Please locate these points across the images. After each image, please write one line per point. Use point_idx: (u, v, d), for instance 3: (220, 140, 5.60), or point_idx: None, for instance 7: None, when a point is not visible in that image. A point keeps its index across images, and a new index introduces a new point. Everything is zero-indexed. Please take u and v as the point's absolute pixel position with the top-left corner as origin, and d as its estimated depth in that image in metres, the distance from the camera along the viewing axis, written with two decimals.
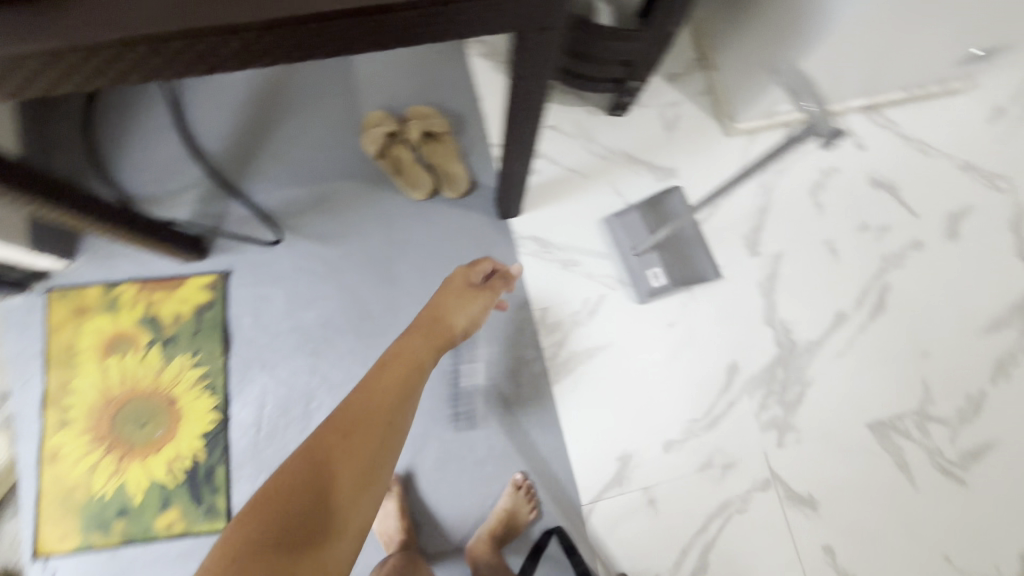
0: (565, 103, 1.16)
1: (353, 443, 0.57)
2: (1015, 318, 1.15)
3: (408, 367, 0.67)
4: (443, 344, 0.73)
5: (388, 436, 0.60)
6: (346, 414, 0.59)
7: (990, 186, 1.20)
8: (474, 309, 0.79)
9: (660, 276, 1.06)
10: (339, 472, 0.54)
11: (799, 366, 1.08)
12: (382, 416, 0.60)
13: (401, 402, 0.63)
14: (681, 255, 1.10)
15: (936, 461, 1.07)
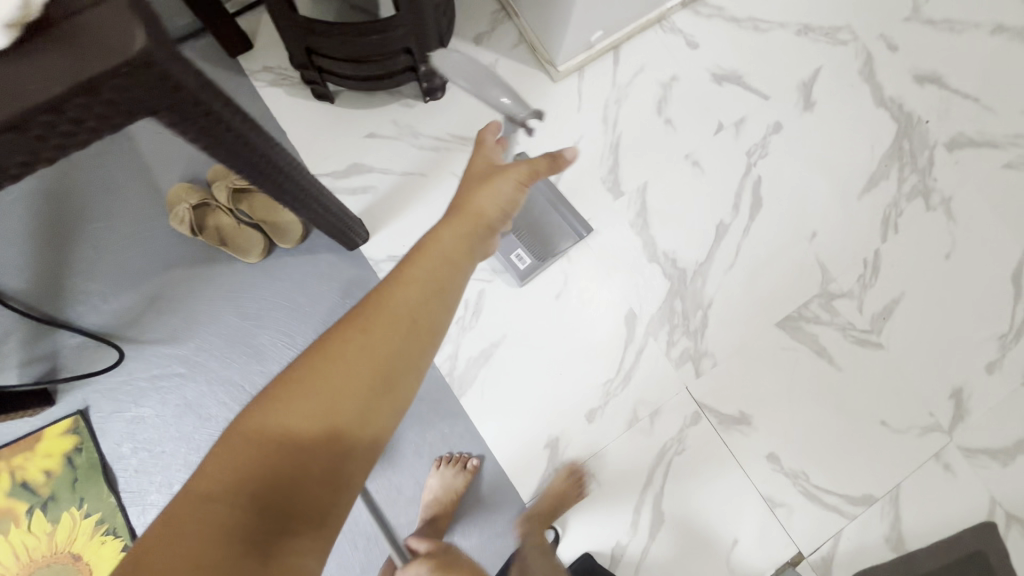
0: (378, 104, 1.07)
1: (373, 352, 0.51)
2: (888, 168, 1.13)
3: (439, 267, 0.58)
4: (480, 238, 0.63)
5: (415, 349, 0.54)
6: (366, 320, 0.53)
7: (832, 42, 1.15)
8: (511, 198, 0.65)
9: (525, 256, 1.02)
10: (350, 377, 0.50)
11: (693, 292, 1.06)
12: (404, 318, 0.54)
13: (424, 305, 0.56)
14: (542, 225, 1.05)
15: (850, 334, 1.07)
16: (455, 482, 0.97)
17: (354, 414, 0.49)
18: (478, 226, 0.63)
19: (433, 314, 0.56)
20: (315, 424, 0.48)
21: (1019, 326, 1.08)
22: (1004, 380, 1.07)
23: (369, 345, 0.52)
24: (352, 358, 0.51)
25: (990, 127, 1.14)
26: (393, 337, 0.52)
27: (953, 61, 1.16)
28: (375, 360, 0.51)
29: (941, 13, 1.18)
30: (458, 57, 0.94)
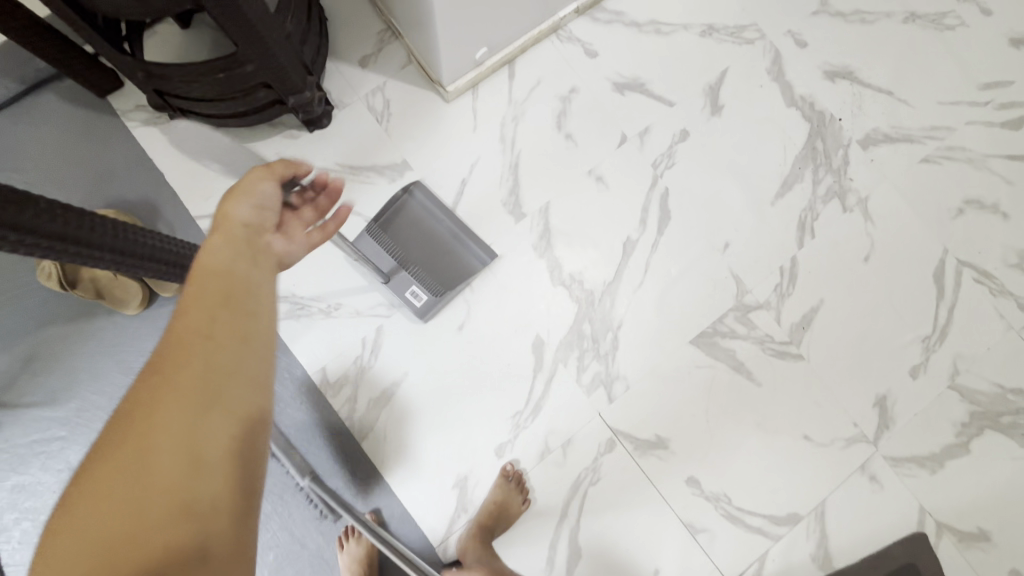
0: (261, 135, 1.01)
1: (177, 392, 0.43)
2: (802, 169, 1.08)
3: (227, 277, 0.50)
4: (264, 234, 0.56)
5: (240, 361, 0.46)
6: (162, 360, 0.45)
7: (737, 42, 1.11)
8: (263, 184, 0.58)
9: (419, 293, 0.97)
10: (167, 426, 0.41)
11: (602, 314, 1.02)
12: (202, 338, 0.45)
13: (227, 313, 0.48)
14: (439, 258, 1.01)
15: (768, 347, 1.03)
16: (360, 546, 0.93)
17: (199, 453, 0.41)
18: (249, 224, 0.55)
19: (243, 321, 0.48)
20: (159, 484, 0.40)
21: (941, 327, 1.05)
22: (928, 383, 1.04)
23: (178, 382, 0.43)
24: (157, 407, 0.42)
25: (905, 121, 1.11)
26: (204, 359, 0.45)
27: (865, 54, 1.12)
28: (188, 392, 0.43)
29: (849, 5, 1.14)
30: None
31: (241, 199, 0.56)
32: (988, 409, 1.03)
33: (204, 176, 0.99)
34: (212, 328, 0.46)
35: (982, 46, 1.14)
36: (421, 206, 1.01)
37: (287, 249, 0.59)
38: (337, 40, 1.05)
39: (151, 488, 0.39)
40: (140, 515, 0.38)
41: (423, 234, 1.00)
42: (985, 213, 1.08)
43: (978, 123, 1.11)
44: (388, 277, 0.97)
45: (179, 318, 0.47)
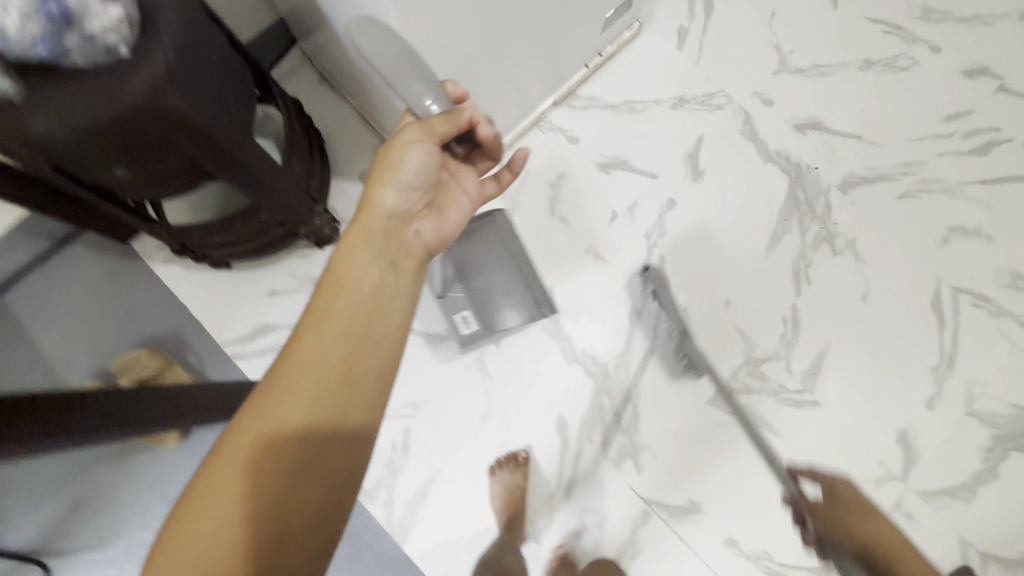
0: (277, 261, 1.07)
1: (320, 392, 0.62)
2: (789, 220, 1.13)
3: (355, 302, 0.66)
4: (383, 249, 0.71)
5: (363, 382, 0.65)
6: (310, 361, 0.63)
7: (708, 108, 1.18)
8: (401, 169, 0.70)
9: (469, 319, 1.01)
10: (311, 414, 0.61)
11: (619, 385, 1.05)
12: (339, 360, 0.64)
13: (355, 344, 0.65)
14: (496, 290, 1.02)
15: (783, 398, 1.06)
16: (512, 475, 1.00)
17: (329, 437, 0.61)
18: (379, 237, 0.70)
19: (361, 357, 0.65)
20: (298, 456, 0.60)
21: (948, 354, 1.08)
22: (947, 413, 1.06)
23: (316, 388, 0.62)
24: (304, 398, 0.61)
25: (877, 161, 1.17)
26: (331, 391, 0.62)
27: (829, 104, 1.19)
28: (330, 397, 0.62)
29: (807, 59, 1.22)
30: (381, 30, 0.69)
31: (388, 185, 0.70)
32: (1010, 431, 1.05)
33: (229, 304, 1.05)
34: (346, 354, 0.64)
35: (938, 81, 1.21)
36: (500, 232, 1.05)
37: (429, 233, 0.75)
38: (335, 157, 1.12)
39: (285, 486, 0.58)
40: (277, 497, 0.58)
41: (492, 260, 1.04)
42: (971, 238, 1.13)
43: (947, 154, 1.18)
44: (439, 295, 1.01)
45: (315, 346, 0.64)
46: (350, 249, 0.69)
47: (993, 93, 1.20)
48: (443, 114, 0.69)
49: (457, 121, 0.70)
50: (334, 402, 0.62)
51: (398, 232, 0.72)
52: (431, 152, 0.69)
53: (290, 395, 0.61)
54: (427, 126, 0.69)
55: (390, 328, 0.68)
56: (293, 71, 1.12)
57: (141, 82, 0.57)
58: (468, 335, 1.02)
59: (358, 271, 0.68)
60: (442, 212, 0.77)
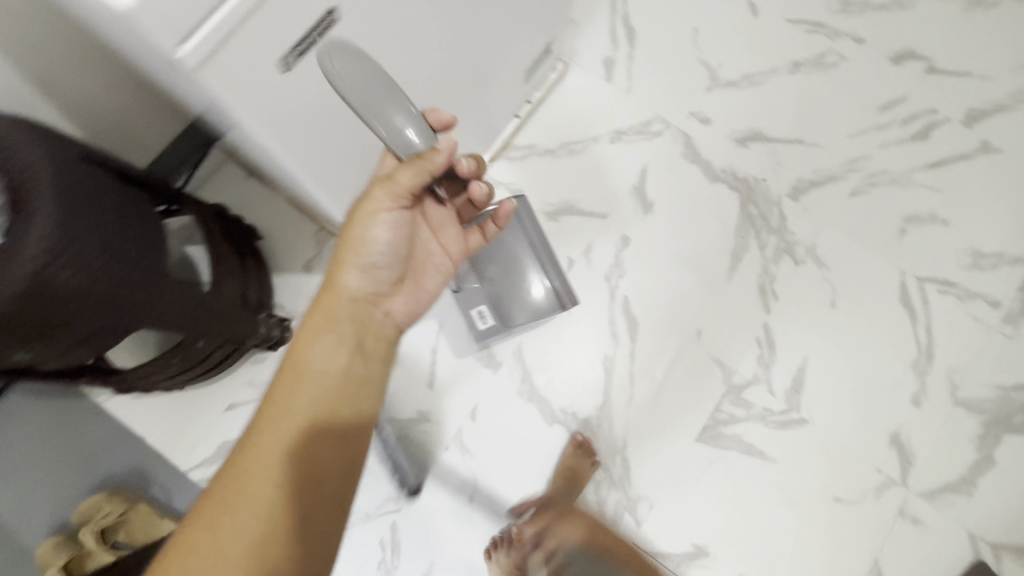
0: (231, 371, 1.03)
1: (282, 489, 0.57)
2: (746, 238, 1.12)
3: (319, 390, 0.62)
4: (348, 332, 0.66)
5: (330, 477, 0.60)
6: (272, 455, 0.58)
7: (647, 136, 1.16)
8: (367, 242, 0.65)
9: (485, 315, 0.99)
10: (275, 512, 0.56)
11: (604, 438, 1.03)
12: (305, 453, 0.60)
13: (321, 438, 0.61)
14: (514, 279, 0.98)
15: (771, 422, 1.03)
16: (510, 555, 0.95)
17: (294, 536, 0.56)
18: (345, 319, 0.66)
19: (328, 452, 0.61)
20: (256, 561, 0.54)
21: (925, 347, 1.07)
22: (934, 409, 1.05)
23: (279, 484, 0.57)
24: (264, 496, 0.56)
25: (823, 163, 1.16)
26: (291, 491, 0.57)
27: (765, 113, 1.18)
28: (293, 494, 0.57)
29: (737, 71, 1.21)
30: (363, 62, 0.57)
31: (354, 263, 0.66)
32: (998, 414, 1.04)
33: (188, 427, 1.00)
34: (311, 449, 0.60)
35: (868, 72, 1.21)
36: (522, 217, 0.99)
37: (401, 310, 0.71)
38: (275, 251, 1.07)
39: None
40: None
41: (512, 247, 0.98)
42: (926, 225, 1.13)
43: (888, 145, 1.17)
44: (457, 290, 0.99)
45: (276, 441, 0.59)
46: (314, 334, 0.65)
47: (923, 75, 1.21)
48: (411, 160, 0.61)
49: (427, 167, 0.60)
50: (292, 504, 0.57)
51: (369, 313, 0.68)
52: (398, 224, 0.66)
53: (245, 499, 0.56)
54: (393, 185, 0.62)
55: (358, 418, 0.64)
56: (218, 169, 1.08)
57: (21, 268, 0.54)
58: (485, 330, 1.01)
59: (321, 357, 0.64)
60: (417, 280, 0.73)
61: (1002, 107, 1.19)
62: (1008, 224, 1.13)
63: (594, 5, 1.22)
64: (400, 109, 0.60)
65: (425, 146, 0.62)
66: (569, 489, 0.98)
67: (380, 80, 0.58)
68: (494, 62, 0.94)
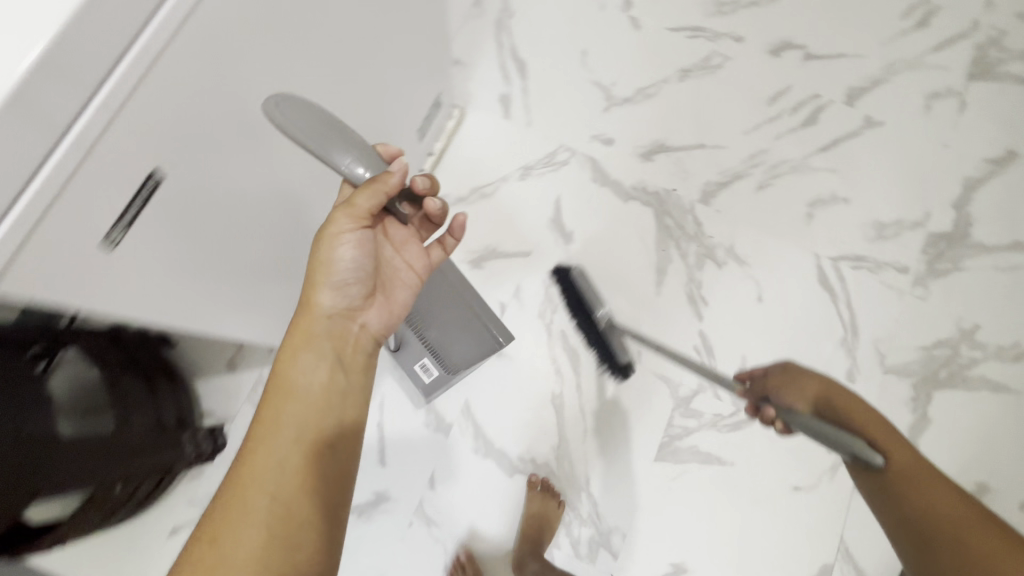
0: (170, 491, 0.98)
1: (279, 501, 0.58)
2: (667, 250, 1.14)
3: (306, 404, 0.64)
4: (328, 347, 0.67)
5: (325, 482, 0.62)
6: (264, 468, 0.59)
7: (554, 166, 1.17)
8: (334, 261, 0.66)
9: (429, 367, 1.00)
10: (275, 521, 0.57)
11: (567, 477, 1.03)
12: (300, 462, 0.60)
13: (312, 448, 0.62)
14: (447, 340, 0.96)
15: (722, 426, 1.06)
16: None
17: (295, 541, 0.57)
18: (323, 335, 0.67)
19: (319, 460, 0.62)
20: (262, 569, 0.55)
21: (849, 324, 1.12)
22: (868, 380, 1.10)
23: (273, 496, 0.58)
24: (262, 509, 0.57)
25: (726, 162, 1.19)
26: (289, 504, 0.58)
27: (664, 124, 1.21)
28: (290, 503, 0.58)
29: (629, 87, 1.23)
30: (310, 110, 0.59)
31: (325, 284, 0.67)
32: (925, 373, 1.11)
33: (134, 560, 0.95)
34: (303, 456, 0.61)
35: (751, 69, 1.26)
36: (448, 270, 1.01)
37: (378, 321, 0.72)
38: None
39: None
40: None
41: (447, 311, 0.94)
42: (830, 206, 1.18)
43: (782, 135, 1.22)
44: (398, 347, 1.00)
45: (266, 457, 0.60)
46: (294, 353, 0.65)
47: (801, 62, 1.26)
48: (369, 183, 0.61)
49: (384, 190, 0.62)
50: (290, 512, 0.58)
51: (345, 328, 0.69)
52: (363, 241, 0.66)
53: (247, 513, 0.57)
54: (354, 206, 0.62)
55: (345, 427, 0.65)
56: None
57: None
58: (431, 382, 1.01)
59: (304, 373, 0.65)
60: (387, 296, 0.74)
61: (879, 80, 1.25)
62: (902, 191, 1.20)
63: (479, 44, 1.22)
64: (346, 148, 0.60)
65: (368, 178, 0.61)
66: (539, 535, 0.97)
67: (325, 120, 0.59)
68: (379, 130, 0.92)
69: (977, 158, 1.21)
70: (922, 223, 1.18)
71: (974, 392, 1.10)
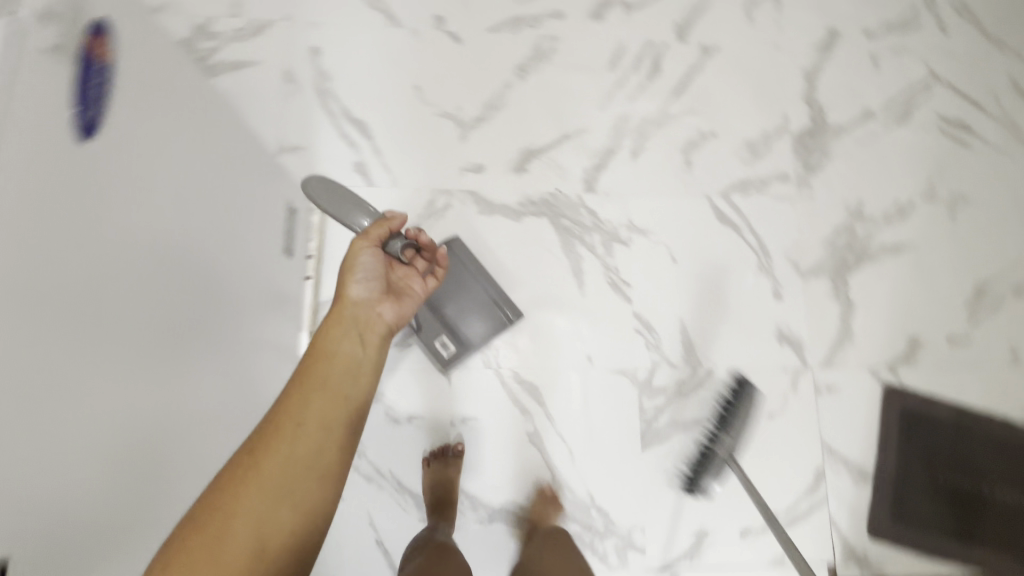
0: None
1: (306, 437, 0.65)
2: (574, 249, 1.15)
3: (334, 355, 0.71)
4: (353, 326, 0.75)
5: (343, 430, 0.67)
6: (299, 402, 0.66)
7: (435, 214, 1.14)
8: (356, 266, 0.78)
9: (447, 342, 1.06)
10: (298, 448, 0.64)
11: (571, 503, 1.05)
12: (324, 402, 0.67)
13: (334, 397, 0.68)
14: (469, 308, 1.08)
15: (687, 390, 1.11)
16: None
17: (309, 474, 0.63)
18: (351, 314, 0.75)
19: (339, 406, 0.68)
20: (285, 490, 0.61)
21: (759, 248, 1.18)
22: (792, 291, 1.17)
23: (302, 430, 0.65)
24: (290, 435, 0.64)
25: (594, 143, 1.20)
26: (312, 434, 0.65)
27: (524, 129, 1.19)
28: (314, 436, 0.65)
29: (476, 105, 1.19)
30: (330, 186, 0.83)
31: (351, 283, 0.77)
32: (835, 263, 1.19)
33: None
34: (326, 401, 0.67)
35: (582, 40, 1.23)
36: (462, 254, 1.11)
37: (395, 317, 0.78)
38: None
39: (263, 517, 0.59)
40: (247, 541, 0.58)
41: (465, 290, 1.09)
42: (702, 145, 1.21)
43: (635, 95, 1.22)
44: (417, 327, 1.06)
45: (302, 397, 0.67)
46: (331, 326, 0.74)
47: (626, 16, 1.25)
48: (378, 222, 0.81)
49: (391, 226, 0.81)
50: (315, 444, 0.65)
51: (367, 318, 0.76)
52: (378, 250, 0.79)
53: (281, 441, 0.63)
54: (366, 236, 0.79)
55: (362, 387, 0.71)
56: None
57: None
58: (450, 356, 1.07)
59: (336, 340, 0.73)
60: (402, 301, 0.80)
61: (698, 8, 1.27)
62: (758, 104, 1.24)
63: (312, 122, 1.15)
64: (358, 208, 0.83)
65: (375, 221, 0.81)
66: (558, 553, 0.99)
67: (342, 193, 0.84)
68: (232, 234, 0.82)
69: (806, 49, 1.27)
70: (784, 127, 1.23)
71: (879, 262, 1.19)
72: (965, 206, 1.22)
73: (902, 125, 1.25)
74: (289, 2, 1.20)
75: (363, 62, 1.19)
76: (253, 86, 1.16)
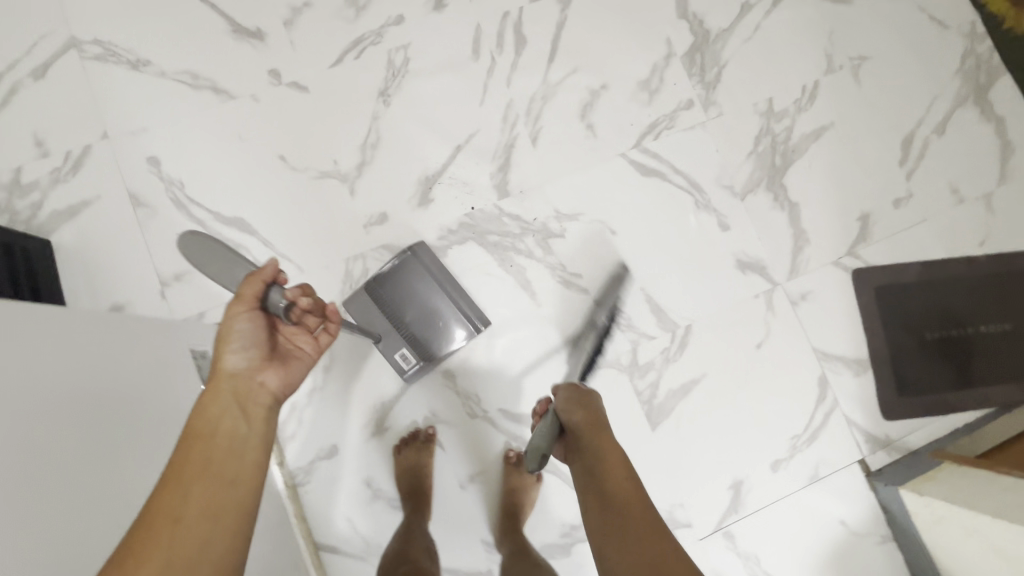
0: None
1: (188, 534, 0.56)
2: (512, 261, 1.08)
3: (213, 433, 0.64)
4: (232, 399, 0.68)
5: (233, 518, 0.60)
6: (177, 493, 0.58)
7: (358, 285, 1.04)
8: (232, 335, 0.70)
9: (408, 356, 1.01)
10: (179, 547, 0.55)
11: None
12: (206, 491, 0.59)
13: (219, 482, 0.61)
14: (428, 311, 1.02)
15: (673, 354, 1.08)
16: None
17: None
18: (229, 387, 0.68)
19: (225, 492, 0.61)
20: None
21: (691, 187, 1.13)
22: (736, 215, 1.13)
23: (184, 524, 0.56)
24: (169, 534, 0.55)
25: (490, 143, 1.10)
26: (196, 529, 0.57)
27: (412, 156, 1.09)
28: (198, 529, 0.57)
29: (352, 151, 1.07)
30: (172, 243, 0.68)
31: (229, 352, 0.70)
32: (767, 171, 1.15)
33: None
34: (209, 488, 0.60)
35: (433, 37, 1.11)
36: (426, 261, 1.04)
37: (281, 384, 0.72)
38: None
39: None
40: None
41: (428, 300, 1.02)
42: (597, 103, 1.13)
43: (511, 75, 1.12)
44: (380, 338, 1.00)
45: (180, 487, 0.58)
46: (209, 401, 0.67)
47: None
48: (249, 278, 0.70)
49: (263, 281, 0.70)
50: (198, 540, 0.56)
51: (247, 388, 0.70)
52: (254, 314, 0.70)
53: (158, 548, 0.54)
54: (241, 298, 0.70)
55: (248, 465, 0.64)
56: None
57: None
58: (416, 366, 1.02)
59: (213, 418, 0.65)
60: (290, 365, 0.73)
61: None
62: (636, 38, 1.15)
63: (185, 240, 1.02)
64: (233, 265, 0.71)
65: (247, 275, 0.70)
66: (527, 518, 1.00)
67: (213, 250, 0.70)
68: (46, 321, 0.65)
69: None
70: (670, 52, 1.16)
71: (806, 154, 1.16)
72: (868, 65, 1.19)
73: (781, 6, 1.19)
74: (98, 118, 1.04)
75: (211, 152, 1.05)
76: (102, 225, 1.01)
